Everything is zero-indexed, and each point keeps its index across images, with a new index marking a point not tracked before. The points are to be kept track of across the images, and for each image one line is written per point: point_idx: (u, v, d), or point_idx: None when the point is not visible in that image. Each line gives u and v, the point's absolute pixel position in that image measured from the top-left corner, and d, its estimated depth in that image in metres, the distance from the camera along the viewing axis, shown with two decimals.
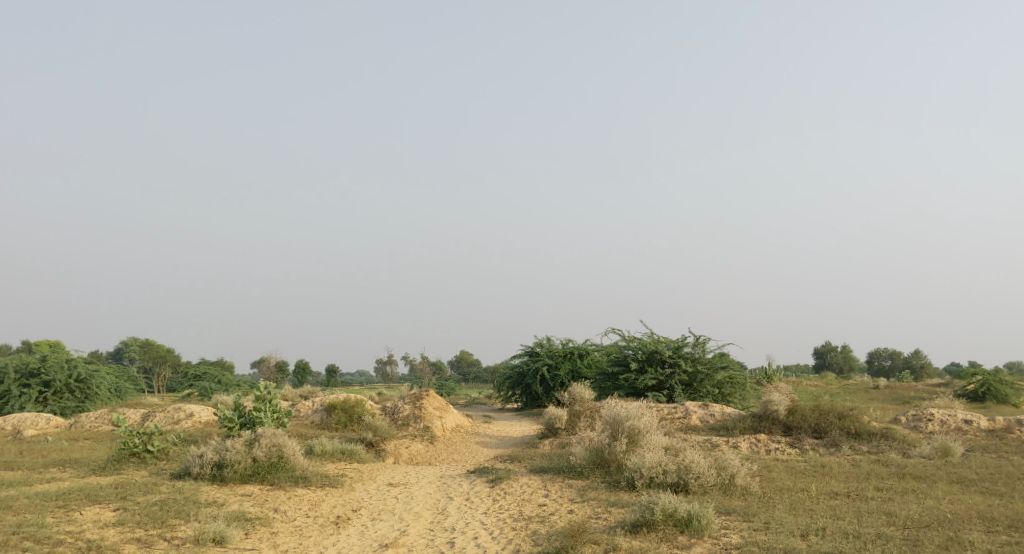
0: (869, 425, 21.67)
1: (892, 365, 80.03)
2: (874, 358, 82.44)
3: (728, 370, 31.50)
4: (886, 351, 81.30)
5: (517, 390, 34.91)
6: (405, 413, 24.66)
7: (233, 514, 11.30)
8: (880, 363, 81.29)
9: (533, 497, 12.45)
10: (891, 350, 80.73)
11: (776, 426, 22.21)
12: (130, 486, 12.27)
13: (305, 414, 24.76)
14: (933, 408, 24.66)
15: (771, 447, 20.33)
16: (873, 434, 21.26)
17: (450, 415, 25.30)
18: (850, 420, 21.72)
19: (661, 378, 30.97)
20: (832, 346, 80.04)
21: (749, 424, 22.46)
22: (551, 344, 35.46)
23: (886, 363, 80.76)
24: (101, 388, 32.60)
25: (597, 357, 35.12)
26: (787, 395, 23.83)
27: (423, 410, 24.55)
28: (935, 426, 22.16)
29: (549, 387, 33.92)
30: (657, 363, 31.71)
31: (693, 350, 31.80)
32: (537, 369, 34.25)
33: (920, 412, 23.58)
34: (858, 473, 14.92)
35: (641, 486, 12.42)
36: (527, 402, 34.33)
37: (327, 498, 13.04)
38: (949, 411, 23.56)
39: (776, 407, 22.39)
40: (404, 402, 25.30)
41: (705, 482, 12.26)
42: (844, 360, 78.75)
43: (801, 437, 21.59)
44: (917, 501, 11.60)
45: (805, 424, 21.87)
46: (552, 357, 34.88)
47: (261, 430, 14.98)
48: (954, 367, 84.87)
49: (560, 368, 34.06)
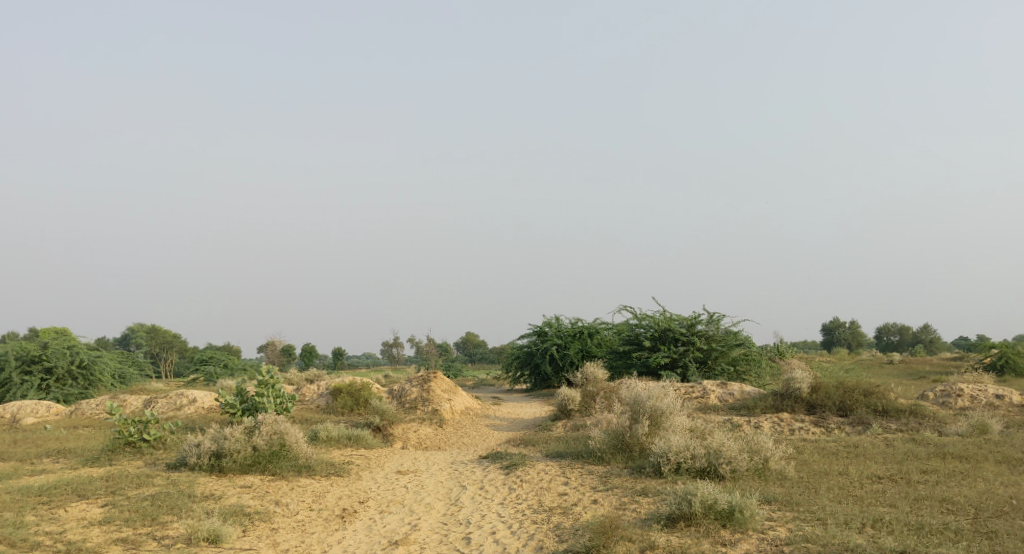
0: (896, 402, 20.84)
1: (901, 340, 79.07)
2: (882, 334, 81.47)
3: (743, 347, 30.66)
4: (895, 326, 80.31)
5: (526, 370, 34.07)
6: (412, 396, 23.89)
7: (230, 508, 10.52)
8: (889, 338, 80.36)
9: (552, 486, 11.64)
10: (899, 325, 79.73)
11: (799, 405, 21.35)
12: (121, 478, 11.49)
13: (310, 399, 24.00)
14: (961, 382, 23.80)
15: (794, 427, 19.53)
16: (902, 411, 20.45)
17: (460, 397, 24.53)
18: (877, 398, 20.89)
19: (674, 355, 30.14)
20: (841, 322, 79.02)
21: (771, 403, 21.59)
22: (560, 323, 34.59)
23: (895, 338, 79.78)
24: (104, 374, 31.89)
25: (607, 336, 34.26)
26: (810, 372, 22.97)
27: (431, 392, 23.75)
28: (965, 402, 21.32)
29: (559, 367, 33.09)
30: (670, 341, 30.87)
31: (706, 328, 30.93)
32: (547, 349, 33.41)
33: (949, 386, 22.72)
34: (895, 454, 14.09)
35: (668, 472, 11.60)
36: (536, 383, 33.54)
37: (332, 488, 12.26)
38: (979, 385, 22.71)
39: (799, 385, 21.55)
40: (411, 385, 24.50)
41: (737, 469, 11.41)
42: (853, 335, 77.72)
43: (826, 416, 20.75)
44: (969, 484, 10.79)
45: (829, 402, 21.04)
46: (561, 336, 34.01)
47: (261, 416, 14.15)
48: (962, 342, 83.93)
49: (570, 348, 33.22)
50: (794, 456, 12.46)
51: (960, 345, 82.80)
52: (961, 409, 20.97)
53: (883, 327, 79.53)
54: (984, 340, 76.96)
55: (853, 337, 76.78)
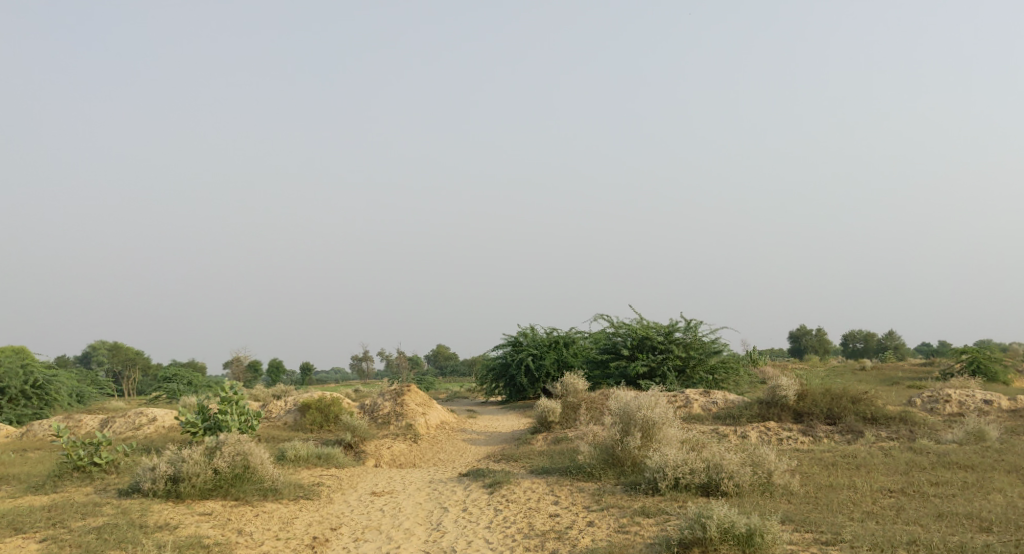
0: (885, 409, 20.27)
1: (867, 347, 79.38)
2: (848, 341, 81.79)
3: (722, 354, 30.04)
4: (860, 333, 80.70)
5: (501, 382, 33.14)
6: (385, 411, 22.87)
7: (188, 539, 9.53)
8: (854, 345, 80.67)
9: (542, 506, 10.76)
10: (865, 332, 80.02)
11: (786, 413, 20.69)
12: (66, 507, 10.43)
13: (277, 415, 22.90)
14: (948, 386, 23.31)
15: (783, 437, 18.87)
16: (891, 418, 19.86)
17: (434, 410, 23.56)
18: (865, 405, 20.30)
19: (653, 364, 29.43)
20: (807, 330, 79.22)
21: (757, 412, 20.90)
22: (535, 333, 33.75)
23: (861, 344, 80.06)
24: (61, 394, 30.40)
25: (583, 345, 33.48)
26: (794, 379, 22.34)
27: (405, 407, 22.78)
28: (955, 408, 20.79)
29: (535, 378, 32.23)
30: (648, 349, 30.15)
31: (684, 335, 30.27)
32: (522, 360, 32.53)
33: (937, 391, 22.19)
34: (897, 464, 13.40)
35: (666, 489, 10.81)
36: (512, 394, 32.65)
37: (300, 513, 11.28)
38: (967, 390, 22.20)
39: (785, 393, 20.89)
40: (384, 399, 23.48)
41: (740, 484, 10.63)
42: (819, 343, 77.87)
43: (814, 425, 20.10)
44: (988, 497, 10.10)
45: (817, 410, 20.41)
46: (536, 346, 33.17)
47: (223, 435, 13.12)
48: (925, 349, 84.50)
49: (545, 358, 32.37)
50: (797, 467, 11.73)
51: (924, 351, 83.30)
52: (951, 416, 20.42)
53: (849, 334, 79.80)
54: (948, 346, 77.47)
55: (821, 345, 77.01)
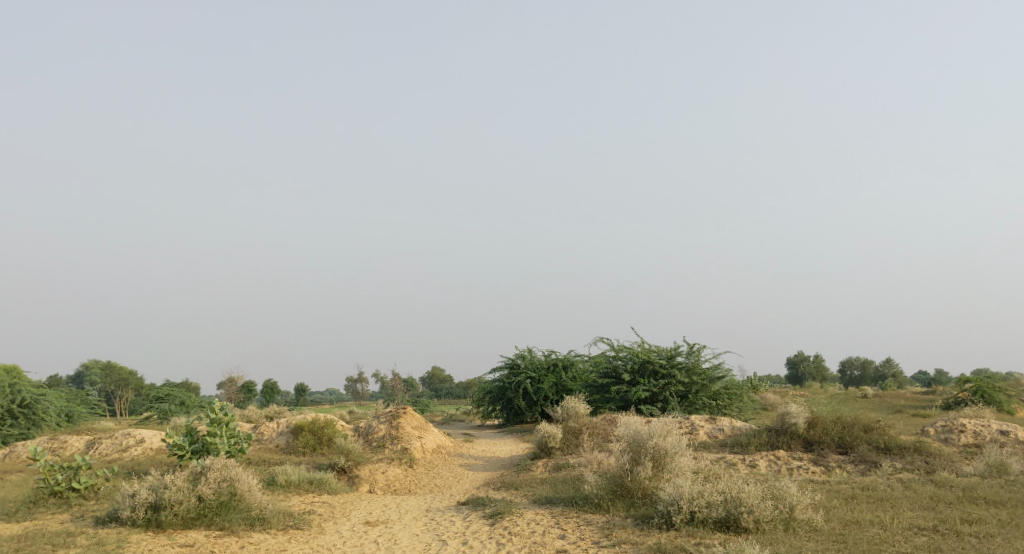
0: (898, 439, 19.64)
1: (864, 375, 78.67)
2: (845, 368, 81.15)
3: (725, 381, 29.32)
4: (857, 360, 80.02)
5: (499, 405, 32.35)
6: (380, 434, 22.12)
7: None
8: (851, 372, 79.97)
9: (548, 540, 10.08)
10: (862, 360, 79.32)
11: (795, 442, 20.01)
12: (36, 538, 9.75)
13: (268, 438, 22.15)
14: (961, 416, 22.70)
15: (793, 467, 18.21)
16: (905, 449, 19.23)
17: (431, 434, 22.82)
18: (878, 434, 19.66)
19: (655, 389, 28.71)
20: (804, 356, 78.50)
21: (765, 440, 20.20)
22: (533, 356, 33.02)
23: (857, 372, 79.36)
24: (49, 413, 29.61)
25: (582, 369, 32.73)
26: (803, 406, 21.67)
27: (401, 430, 22.04)
28: (970, 439, 20.19)
29: (534, 401, 31.48)
30: (649, 374, 29.44)
31: (686, 360, 29.59)
32: (520, 383, 31.78)
33: (951, 421, 21.56)
34: (921, 498, 12.73)
35: (681, 524, 10.14)
36: (509, 418, 31.88)
37: (289, 545, 10.58)
38: (981, 420, 21.59)
39: (795, 421, 20.23)
40: (379, 422, 22.74)
41: (760, 520, 9.96)
42: (817, 369, 77.11)
43: (824, 454, 19.43)
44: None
45: (827, 439, 19.75)
46: (535, 369, 32.41)
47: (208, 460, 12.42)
48: (922, 378, 83.85)
49: (544, 382, 31.62)
50: (820, 500, 11.04)
51: (922, 380, 82.62)
52: (966, 447, 19.81)
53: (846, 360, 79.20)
54: (945, 373, 76.92)
55: (818, 371, 76.27)
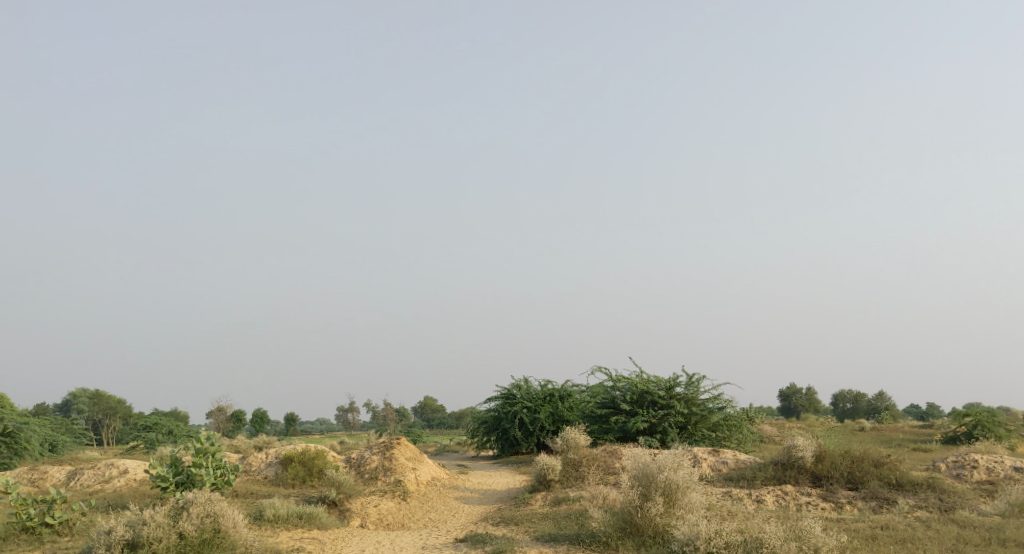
0: (909, 475, 19.08)
1: (856, 408, 78.07)
2: (838, 401, 80.50)
3: (725, 411, 28.66)
4: (850, 393, 79.43)
5: (493, 436, 31.55)
6: (372, 465, 21.36)
7: None
8: (844, 406, 79.36)
9: None
10: (854, 393, 78.73)
11: (803, 476, 19.36)
12: None
13: (256, 468, 21.34)
14: (971, 451, 22.19)
15: (802, 503, 17.58)
16: (917, 485, 18.66)
17: (425, 465, 22.07)
18: (889, 470, 19.09)
19: (654, 420, 28.00)
20: (798, 388, 77.81)
21: (772, 473, 19.52)
22: (529, 385, 32.28)
23: (849, 406, 78.77)
24: (32, 442, 28.73)
25: (579, 399, 32.01)
26: (811, 438, 21.03)
27: (394, 461, 21.30)
28: (983, 476, 19.66)
29: (529, 431, 30.71)
30: (648, 404, 28.75)
31: (686, 390, 28.92)
32: (515, 413, 31.01)
33: (962, 456, 21.05)
34: (945, 539, 12.12)
35: None
36: (504, 448, 31.08)
37: None
38: (992, 455, 21.11)
39: (802, 454, 19.59)
40: (372, 452, 21.99)
41: None
42: (809, 402, 76.40)
43: (834, 489, 18.78)
44: None
45: (836, 474, 19.13)
46: (531, 399, 31.65)
47: (190, 494, 11.72)
48: (915, 411, 83.25)
49: (540, 412, 30.86)
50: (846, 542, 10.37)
51: (916, 413, 81.98)
52: (979, 484, 19.30)
53: (839, 393, 78.62)
54: (937, 408, 76.46)
55: (811, 404, 75.59)
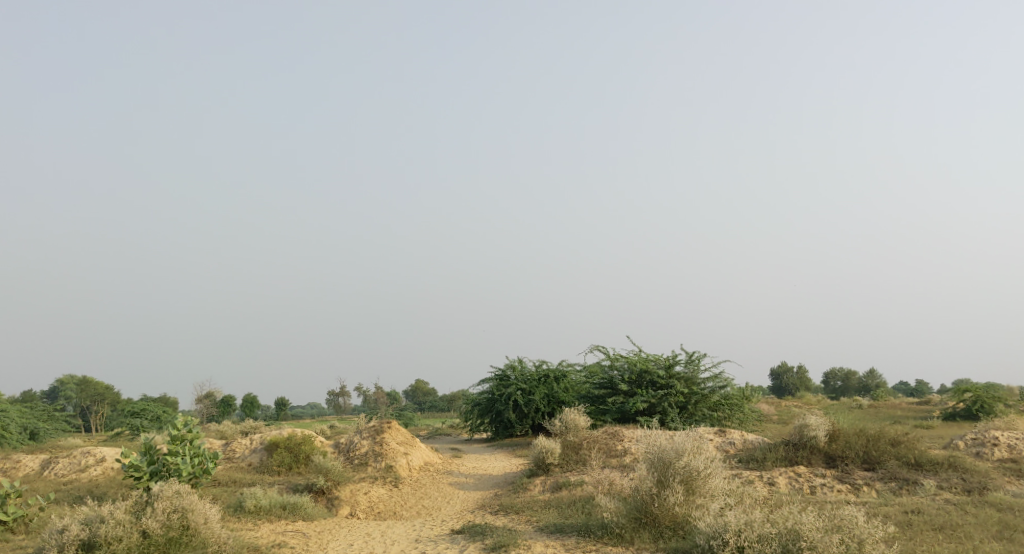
0: (928, 453, 18.15)
1: (845, 386, 77.43)
2: (828, 379, 79.89)
3: (726, 390, 27.67)
4: (840, 371, 78.78)
5: (487, 419, 30.49)
6: (362, 451, 20.28)
7: None
8: (832, 384, 78.81)
9: None
10: (845, 371, 78.19)
11: (816, 456, 18.39)
12: None
13: (240, 455, 20.21)
14: (990, 427, 21.31)
15: (817, 485, 16.65)
16: (937, 464, 17.72)
17: (417, 450, 20.99)
18: (907, 448, 18.15)
19: (653, 400, 26.97)
20: (788, 367, 77.10)
21: (783, 454, 18.50)
22: (523, 366, 31.22)
23: (839, 383, 78.30)
24: (11, 431, 27.62)
25: (575, 380, 30.97)
26: (823, 417, 20.02)
27: (385, 446, 20.23)
28: (1004, 454, 18.78)
29: (524, 413, 29.65)
30: (647, 384, 27.71)
31: (686, 369, 27.91)
32: (509, 395, 29.93)
33: (980, 433, 20.15)
34: (987, 526, 11.12)
35: None
36: (498, 431, 30.03)
37: None
38: (1012, 432, 20.24)
39: (814, 434, 18.59)
40: (362, 437, 20.89)
41: None
42: (800, 380, 75.65)
43: (849, 471, 17.81)
44: None
45: (851, 454, 18.19)
46: (525, 381, 30.59)
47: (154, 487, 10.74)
48: (905, 388, 82.75)
49: (535, 393, 29.81)
50: (892, 532, 9.39)
51: (905, 390, 81.53)
52: (1001, 462, 18.43)
53: (829, 371, 78.02)
54: (926, 385, 76.06)
55: (801, 382, 74.93)
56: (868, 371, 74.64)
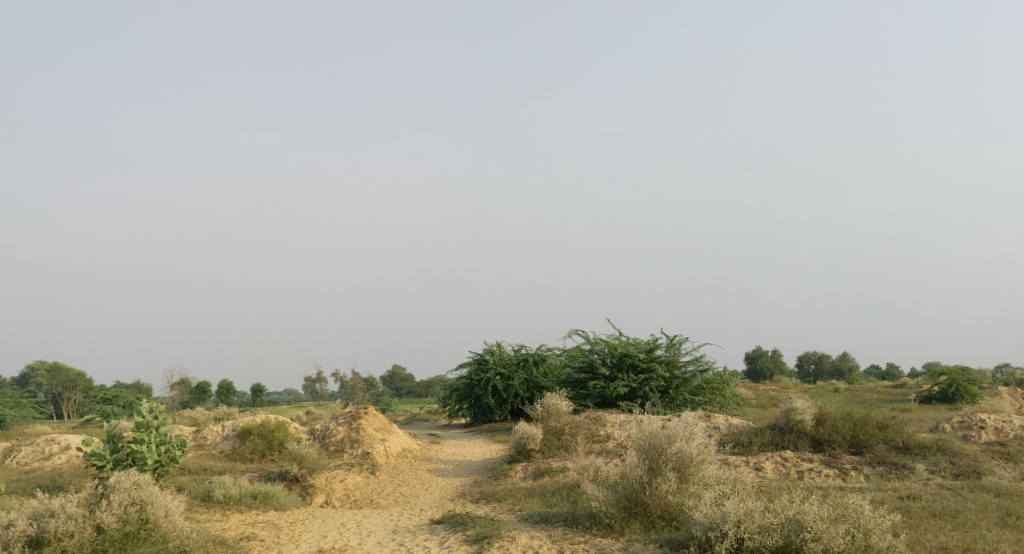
0: (916, 437, 17.80)
1: (819, 369, 77.71)
2: (802, 363, 80.19)
3: (707, 374, 27.28)
4: (814, 355, 79.06)
5: (466, 404, 29.92)
6: (338, 437, 19.65)
7: None
8: (807, 368, 79.07)
9: None
10: (819, 354, 78.40)
11: (803, 441, 17.99)
12: None
13: (211, 442, 19.50)
14: (975, 410, 21.04)
15: (804, 470, 16.25)
16: (925, 447, 17.39)
17: (395, 436, 20.38)
18: (895, 432, 17.78)
19: (634, 384, 26.49)
20: (763, 351, 77.23)
21: (769, 439, 18.09)
22: (502, 351, 30.65)
23: (813, 367, 78.57)
24: None
25: (554, 364, 30.48)
26: (809, 400, 19.61)
27: (361, 432, 19.60)
28: (991, 437, 18.50)
29: (503, 398, 29.13)
30: (628, 368, 27.24)
31: (667, 353, 27.46)
32: (488, 380, 29.37)
33: (966, 416, 19.86)
34: (989, 512, 10.73)
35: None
36: (477, 417, 29.47)
37: None
38: (999, 414, 19.98)
39: (801, 417, 18.18)
40: (337, 423, 20.24)
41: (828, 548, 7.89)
42: (775, 364, 75.74)
43: (837, 455, 17.43)
44: None
45: (839, 438, 17.81)
46: (504, 365, 30.04)
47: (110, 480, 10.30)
48: (877, 371, 83.27)
49: (514, 378, 29.27)
50: (898, 524, 8.98)
51: (878, 373, 82.08)
52: (989, 445, 18.14)
53: (804, 355, 78.24)
54: (898, 368, 76.55)
55: (776, 366, 75.02)
56: (843, 355, 74.82)
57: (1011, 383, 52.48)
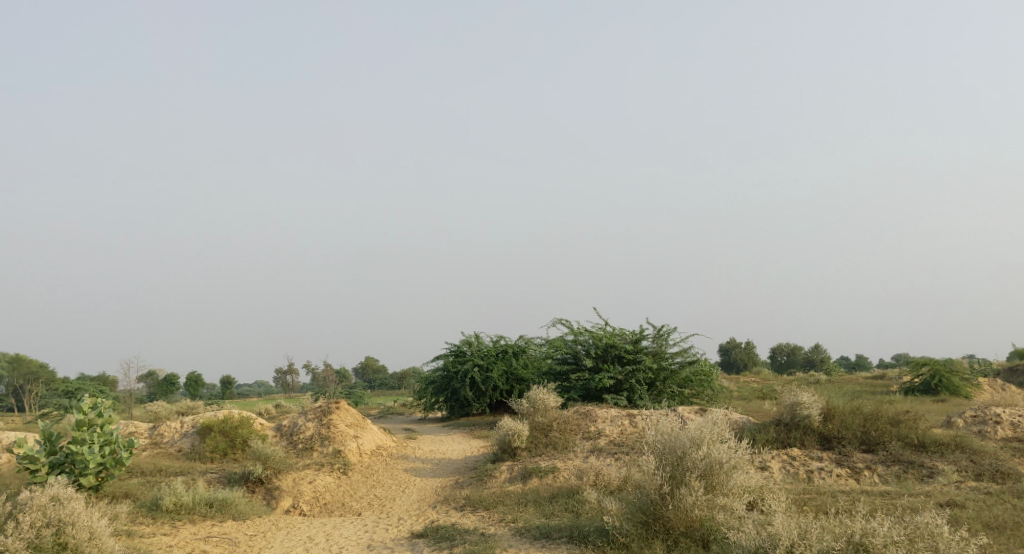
0: (931, 433, 16.51)
1: (794, 360, 76.98)
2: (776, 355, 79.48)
3: (696, 365, 25.93)
4: (789, 346, 78.36)
5: (443, 397, 28.37)
6: (307, 434, 18.04)
7: None
8: (781, 359, 78.32)
9: None
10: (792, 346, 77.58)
11: (810, 437, 16.66)
12: None
13: (167, 440, 17.82)
14: (988, 403, 19.82)
15: (815, 470, 14.96)
16: (942, 445, 16.13)
17: (369, 433, 18.81)
18: (908, 428, 16.47)
19: (620, 377, 25.07)
20: (738, 342, 76.39)
21: (773, 435, 16.74)
22: (481, 341, 29.11)
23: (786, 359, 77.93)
24: None
25: (535, 355, 29.01)
26: (813, 393, 18.30)
27: (332, 428, 18.01)
28: (1008, 433, 17.30)
29: (481, 392, 27.63)
30: (614, 360, 25.84)
31: (654, 343, 26.08)
32: (466, 372, 27.84)
33: (979, 409, 18.65)
34: None
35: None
36: (453, 411, 27.92)
37: None
38: (1013, 408, 18.78)
39: (807, 412, 16.82)
40: (307, 419, 18.60)
41: None
42: (749, 355, 74.89)
43: (847, 453, 16.14)
44: None
45: (848, 434, 16.50)
46: (483, 357, 28.53)
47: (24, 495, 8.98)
48: (849, 363, 82.87)
49: (493, 370, 27.77)
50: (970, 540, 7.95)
51: (850, 364, 81.63)
52: (1007, 442, 16.91)
53: (779, 346, 77.50)
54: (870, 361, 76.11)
55: (751, 358, 74.09)
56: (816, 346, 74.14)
57: (989, 373, 51.83)
